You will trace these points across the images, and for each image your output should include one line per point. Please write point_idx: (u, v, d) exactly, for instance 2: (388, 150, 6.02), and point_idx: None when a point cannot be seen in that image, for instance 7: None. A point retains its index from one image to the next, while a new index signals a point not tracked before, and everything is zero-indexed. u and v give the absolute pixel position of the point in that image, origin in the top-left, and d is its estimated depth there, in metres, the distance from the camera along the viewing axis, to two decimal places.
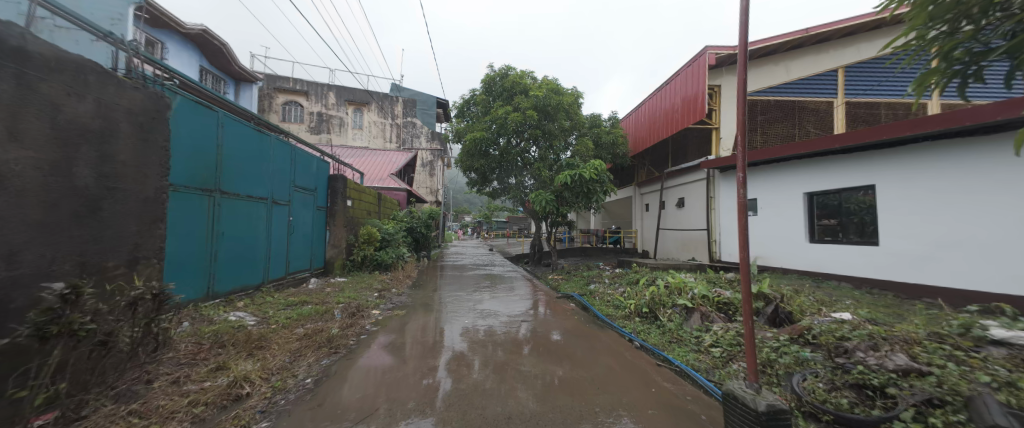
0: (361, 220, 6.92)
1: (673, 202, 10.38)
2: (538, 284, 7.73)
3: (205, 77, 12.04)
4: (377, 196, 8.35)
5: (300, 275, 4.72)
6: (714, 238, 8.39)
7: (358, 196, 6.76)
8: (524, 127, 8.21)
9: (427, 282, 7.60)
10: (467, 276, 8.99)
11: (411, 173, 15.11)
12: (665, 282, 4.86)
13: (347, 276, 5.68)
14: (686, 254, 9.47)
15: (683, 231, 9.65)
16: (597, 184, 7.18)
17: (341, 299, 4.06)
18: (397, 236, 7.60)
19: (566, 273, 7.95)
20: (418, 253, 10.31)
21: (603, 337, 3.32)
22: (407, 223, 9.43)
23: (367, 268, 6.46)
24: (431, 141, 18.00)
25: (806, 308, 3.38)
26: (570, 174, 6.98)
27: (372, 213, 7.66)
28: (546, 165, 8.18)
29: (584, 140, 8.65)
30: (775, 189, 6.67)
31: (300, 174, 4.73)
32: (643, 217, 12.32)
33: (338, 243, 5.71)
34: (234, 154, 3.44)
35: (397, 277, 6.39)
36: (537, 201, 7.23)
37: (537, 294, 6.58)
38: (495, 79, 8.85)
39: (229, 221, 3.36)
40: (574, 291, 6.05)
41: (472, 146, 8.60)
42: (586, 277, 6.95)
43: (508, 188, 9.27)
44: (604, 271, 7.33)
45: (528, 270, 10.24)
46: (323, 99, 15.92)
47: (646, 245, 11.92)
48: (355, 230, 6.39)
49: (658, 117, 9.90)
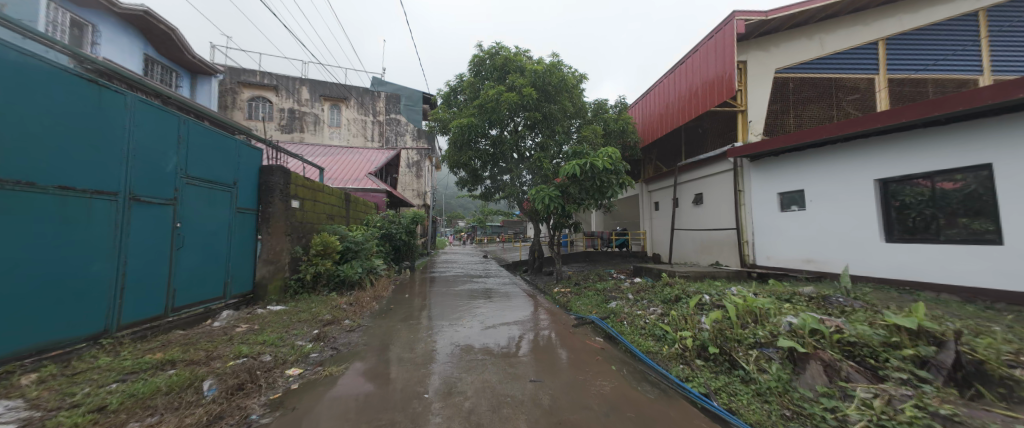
0: (317, 226, 5.43)
1: (688, 198, 9.02)
2: (542, 300, 6.34)
3: (152, 68, 11.02)
4: (344, 197, 6.88)
5: (199, 308, 3.24)
6: (744, 239, 6.95)
7: (312, 196, 5.27)
8: (518, 109, 6.81)
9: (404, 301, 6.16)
10: (455, 291, 7.55)
11: (394, 174, 13.70)
12: (725, 301, 3.48)
13: (288, 303, 4.23)
14: (708, 259, 8.03)
15: (701, 232, 8.29)
16: (612, 176, 5.78)
17: (244, 347, 2.60)
18: (367, 245, 6.15)
19: (574, 286, 6.56)
20: (399, 264, 8.86)
21: (676, 418, 1.93)
22: (384, 230, 7.99)
23: (322, 289, 4.98)
24: (417, 140, 16.60)
25: (1003, 352, 2.14)
26: (578, 163, 5.59)
27: (334, 219, 6.18)
28: (547, 156, 6.83)
29: (591, 127, 7.31)
30: (835, 179, 5.38)
31: (197, 160, 3.21)
32: (653, 217, 10.98)
33: (277, 258, 4.26)
34: (24, 117, 1.95)
35: (360, 300, 4.91)
36: (540, 199, 5.86)
37: (541, 314, 5.19)
38: (484, 60, 7.44)
39: (9, 234, 1.87)
40: (590, 311, 4.67)
41: (459, 136, 7.19)
42: (601, 291, 5.59)
43: (501, 185, 7.88)
44: (622, 284, 5.95)
45: (526, 280, 8.86)
46: (295, 95, 14.74)
47: (658, 249, 10.56)
48: (306, 239, 4.91)
49: (673, 105, 8.44)
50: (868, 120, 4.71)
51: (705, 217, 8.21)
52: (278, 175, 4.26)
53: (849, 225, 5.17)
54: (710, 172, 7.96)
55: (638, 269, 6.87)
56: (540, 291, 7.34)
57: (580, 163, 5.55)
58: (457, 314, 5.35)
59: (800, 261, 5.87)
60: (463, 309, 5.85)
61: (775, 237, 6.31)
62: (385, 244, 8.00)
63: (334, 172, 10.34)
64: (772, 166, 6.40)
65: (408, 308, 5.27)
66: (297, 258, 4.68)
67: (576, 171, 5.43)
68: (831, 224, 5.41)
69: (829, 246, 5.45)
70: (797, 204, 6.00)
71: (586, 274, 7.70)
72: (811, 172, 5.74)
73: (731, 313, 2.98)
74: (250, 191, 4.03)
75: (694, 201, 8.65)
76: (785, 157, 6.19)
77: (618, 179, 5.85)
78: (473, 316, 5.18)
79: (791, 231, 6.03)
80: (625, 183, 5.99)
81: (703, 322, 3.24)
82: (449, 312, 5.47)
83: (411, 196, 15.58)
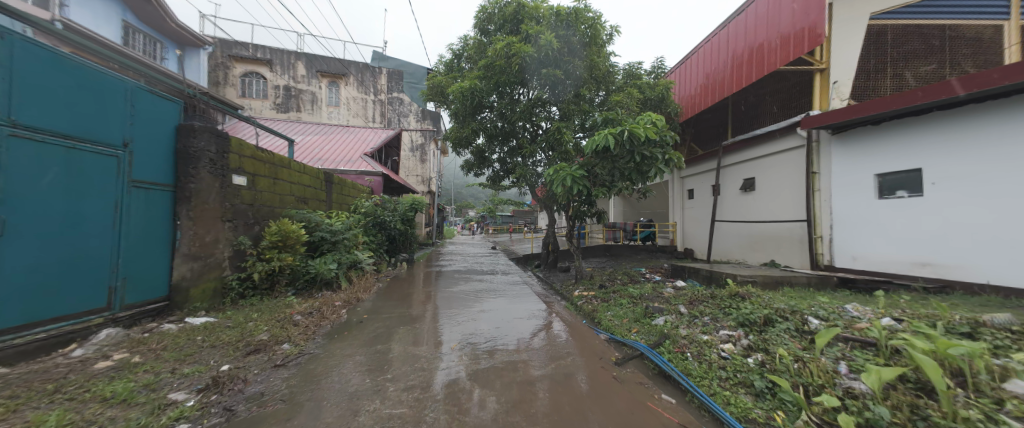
0: (278, 211, 4.32)
1: (732, 184, 7.52)
2: (557, 306, 5.15)
3: (133, 36, 11.02)
4: (325, 180, 5.82)
5: (50, 330, 2.16)
6: (819, 234, 5.20)
7: (271, 174, 4.19)
8: (533, 69, 5.48)
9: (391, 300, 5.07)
10: (456, 288, 6.41)
11: (395, 158, 12.64)
12: (871, 334, 2.09)
13: (221, 313, 3.15)
14: (759, 257, 6.53)
15: (749, 224, 6.81)
16: (658, 149, 4.25)
17: (54, 416, 1.50)
18: (349, 236, 5.05)
19: (597, 289, 5.31)
20: (395, 256, 7.82)
21: None
22: (375, 218, 6.87)
23: (283, 289, 3.91)
24: (421, 121, 15.61)
25: None
26: (608, 135, 4.17)
27: (309, 205, 5.12)
28: (568, 126, 5.49)
29: (624, 93, 5.91)
30: (968, 151, 3.70)
31: (36, 103, 2.10)
32: (686, 207, 9.52)
33: (209, 253, 3.18)
34: None
35: (319, 304, 3.77)
36: (558, 181, 4.58)
37: (559, 326, 4.00)
38: (492, 11, 6.06)
39: None
40: (626, 327, 3.43)
41: (462, 104, 5.91)
42: (633, 296, 4.35)
43: (511, 167, 6.60)
44: (663, 287, 4.66)
45: (539, 277, 7.72)
46: (291, 70, 14.35)
47: (692, 244, 9.10)
48: (257, 228, 3.83)
49: (719, 74, 6.71)
50: (1009, 72, 3.20)
51: (755, 207, 6.75)
52: (205, 139, 3.16)
53: (980, 215, 3.58)
54: (763, 152, 6.48)
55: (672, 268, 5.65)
56: (556, 293, 6.13)
57: (612, 133, 4.16)
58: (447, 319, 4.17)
59: (899, 262, 4.27)
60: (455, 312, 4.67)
61: (859, 228, 4.68)
62: (376, 234, 6.89)
63: (326, 153, 9.29)
64: (851, 141, 4.85)
65: (373, 308, 4.06)
66: (242, 251, 3.60)
67: (608, 143, 4.07)
68: (950, 213, 3.82)
69: (953, 247, 3.79)
70: (903, 188, 4.29)
71: (610, 273, 6.44)
72: (914, 145, 4.15)
73: (932, 370, 1.48)
74: (161, 160, 2.92)
75: (741, 187, 7.18)
76: (868, 129, 4.64)
77: (664, 156, 4.30)
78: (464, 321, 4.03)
79: (880, 223, 4.44)
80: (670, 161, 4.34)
81: (849, 374, 1.82)
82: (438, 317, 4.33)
83: (414, 182, 14.51)
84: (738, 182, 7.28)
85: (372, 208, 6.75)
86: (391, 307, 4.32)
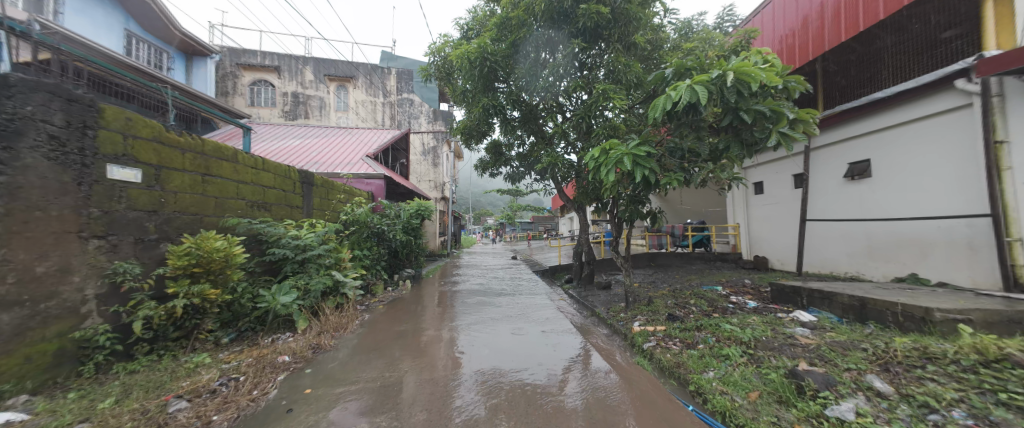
0: (211, 220, 3.05)
1: (829, 172, 5.73)
2: (609, 344, 3.59)
3: (134, 45, 10.24)
4: (303, 181, 4.61)
5: None
6: (1015, 235, 3.57)
7: (198, 169, 2.94)
8: (563, 18, 4.09)
9: (383, 330, 3.74)
10: (469, 310, 5.01)
11: (404, 161, 11.48)
12: None
13: (52, 400, 1.82)
14: (891, 268, 4.82)
15: (868, 223, 5.08)
16: (785, 101, 2.52)
17: None
18: (323, 251, 3.80)
19: (665, 321, 3.66)
20: (398, 273, 6.52)
21: None
22: (369, 230, 5.60)
23: (207, 336, 2.71)
24: (433, 122, 14.35)
25: None
26: (687, 88, 2.52)
27: (273, 213, 3.89)
28: (616, 90, 3.91)
29: (689, 48, 4.30)
30: None
31: None
32: (748, 205, 7.72)
33: (41, 293, 1.88)
34: None
35: (248, 365, 2.39)
36: (609, 165, 3.05)
37: (624, 384, 2.45)
38: None
39: None
40: (770, 418, 1.81)
41: (470, 72, 4.48)
42: (744, 341, 2.71)
43: (535, 157, 5.10)
44: (781, 325, 2.97)
45: (572, 295, 6.27)
46: (298, 76, 13.44)
47: (761, 250, 7.30)
48: (164, 245, 2.56)
49: (820, 17, 5.11)
50: None
51: (874, 200, 5.03)
52: (38, 102, 1.91)
53: None
54: (890, 122, 4.79)
55: (773, 288, 3.96)
56: (599, 317, 4.63)
57: (702, 81, 2.50)
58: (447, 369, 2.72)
59: None
60: (460, 352, 3.23)
61: None
62: (370, 249, 5.60)
63: (325, 156, 8.19)
64: None
65: (335, 362, 2.64)
66: (123, 286, 2.28)
67: (699, 97, 2.42)
68: None
69: None
70: None
71: (673, 293, 4.76)
72: None
73: None
74: None
75: (845, 174, 5.44)
76: None
77: (792, 112, 2.52)
78: (470, 378, 2.55)
79: None
80: (798, 122, 2.59)
81: None
82: (441, 361, 2.94)
83: (427, 188, 13.31)
84: (840, 168, 5.55)
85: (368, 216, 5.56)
86: (367, 354, 2.90)
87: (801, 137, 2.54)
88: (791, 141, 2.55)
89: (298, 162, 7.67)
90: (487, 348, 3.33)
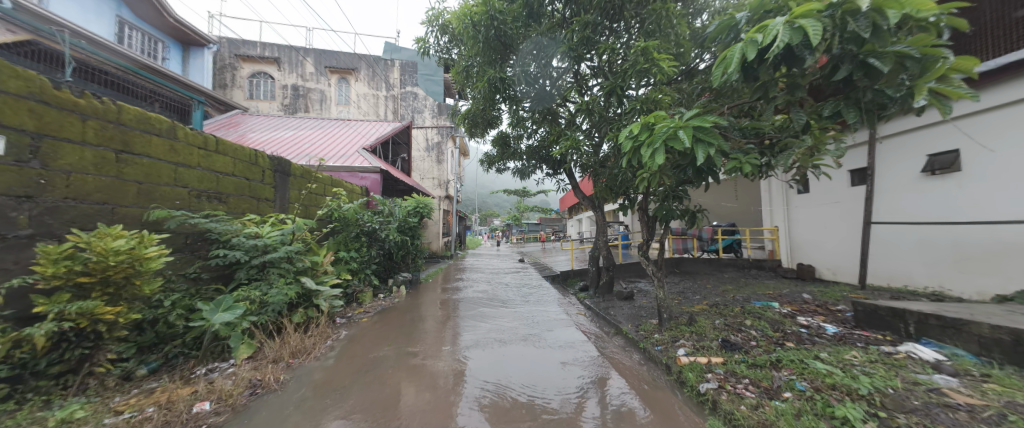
0: (131, 213, 2.31)
1: (901, 167, 4.84)
2: (649, 378, 2.75)
3: (126, 32, 9.07)
4: (277, 169, 3.80)
5: None
6: None
7: (109, 144, 2.21)
8: None
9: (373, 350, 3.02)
10: (477, 319, 4.29)
11: (405, 156, 10.65)
12: None
13: None
14: (990, 282, 3.94)
15: (956, 227, 4.20)
16: (940, 39, 1.67)
17: None
18: (291, 251, 3.06)
19: (721, 351, 2.78)
20: (393, 279, 5.75)
21: None
22: (357, 227, 4.87)
23: (110, 369, 2.00)
24: (438, 116, 13.31)
25: None
26: (778, 29, 1.67)
27: (234, 205, 3.15)
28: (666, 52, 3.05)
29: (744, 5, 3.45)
30: None
31: None
32: (791, 205, 6.94)
33: None
34: None
35: (138, 422, 1.64)
36: (656, 143, 2.22)
37: None
38: None
39: None
40: None
41: (479, 32, 3.78)
42: (862, 394, 1.86)
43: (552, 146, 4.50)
44: (904, 368, 2.09)
45: (590, 304, 5.48)
46: (298, 67, 12.35)
47: (807, 257, 6.55)
48: (40, 245, 1.83)
49: None
50: None
51: (963, 198, 4.16)
52: None
53: None
54: (988, 103, 3.91)
55: (858, 310, 3.11)
56: (625, 332, 3.89)
57: (808, 14, 1.64)
58: (425, 419, 1.93)
59: None
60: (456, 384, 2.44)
61: None
62: (358, 251, 4.83)
63: (318, 149, 7.30)
64: None
65: (274, 415, 1.86)
66: None
67: (810, 36, 1.56)
68: None
69: None
70: None
71: (718, 309, 3.88)
72: None
73: None
74: None
75: (920, 169, 4.60)
76: None
77: (949, 56, 1.67)
78: None
79: None
80: (954, 73, 1.73)
81: None
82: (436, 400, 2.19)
83: (430, 185, 12.55)
84: (910, 161, 4.72)
85: (360, 214, 4.88)
86: (324, 394, 2.14)
87: (964, 94, 1.68)
88: (949, 97, 1.70)
89: (297, 155, 6.81)
90: (493, 380, 2.53)
